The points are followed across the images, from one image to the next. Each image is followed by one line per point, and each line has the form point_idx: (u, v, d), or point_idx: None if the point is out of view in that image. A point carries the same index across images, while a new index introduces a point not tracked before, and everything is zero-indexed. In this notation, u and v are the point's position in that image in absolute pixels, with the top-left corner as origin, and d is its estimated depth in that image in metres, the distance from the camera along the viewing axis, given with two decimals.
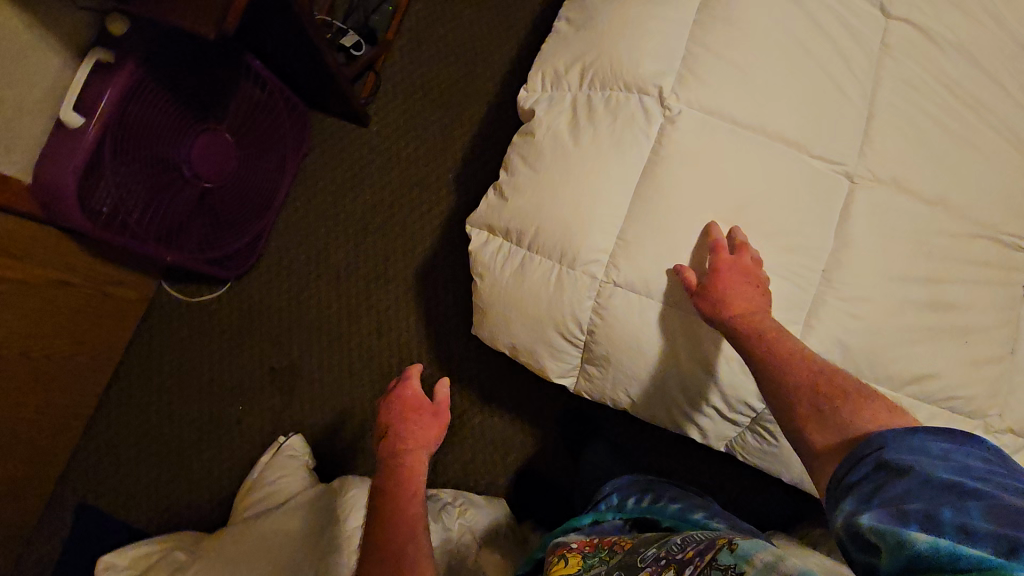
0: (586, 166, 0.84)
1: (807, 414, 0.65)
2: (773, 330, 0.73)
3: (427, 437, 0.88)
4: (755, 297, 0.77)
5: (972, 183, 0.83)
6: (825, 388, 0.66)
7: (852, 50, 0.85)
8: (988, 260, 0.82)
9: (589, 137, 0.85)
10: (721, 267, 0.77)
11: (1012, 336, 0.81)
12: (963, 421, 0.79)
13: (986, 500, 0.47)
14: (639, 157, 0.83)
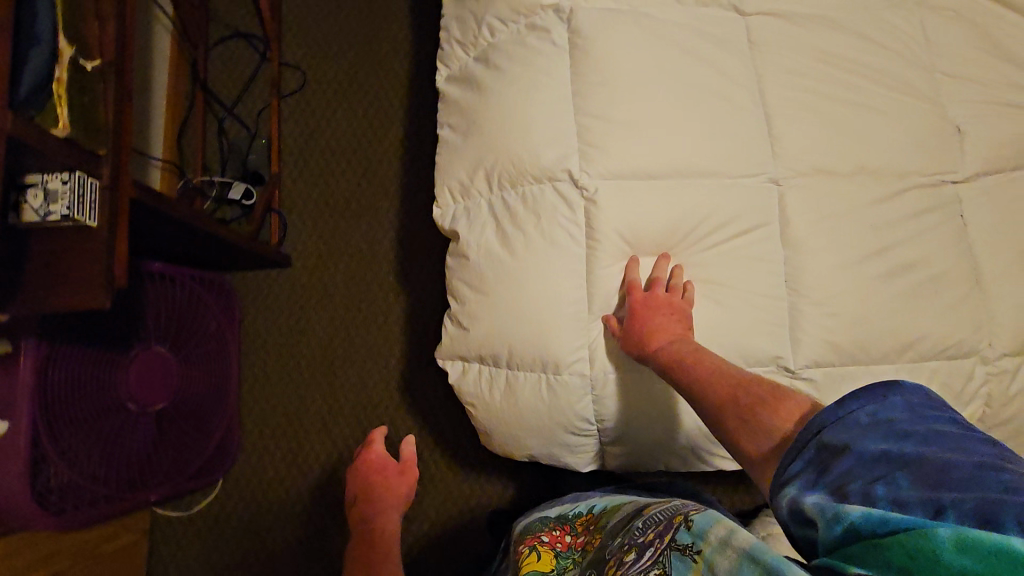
0: (530, 271, 0.82)
1: (737, 429, 0.63)
2: (689, 353, 0.72)
3: (398, 493, 1.16)
4: (675, 325, 0.77)
5: (881, 140, 0.85)
6: (745, 397, 0.64)
7: (728, 59, 0.85)
8: (922, 206, 0.84)
9: (521, 241, 0.83)
10: (637, 306, 0.77)
11: (971, 266, 0.84)
12: (958, 361, 0.83)
13: (916, 463, 0.46)
14: (577, 243, 0.82)
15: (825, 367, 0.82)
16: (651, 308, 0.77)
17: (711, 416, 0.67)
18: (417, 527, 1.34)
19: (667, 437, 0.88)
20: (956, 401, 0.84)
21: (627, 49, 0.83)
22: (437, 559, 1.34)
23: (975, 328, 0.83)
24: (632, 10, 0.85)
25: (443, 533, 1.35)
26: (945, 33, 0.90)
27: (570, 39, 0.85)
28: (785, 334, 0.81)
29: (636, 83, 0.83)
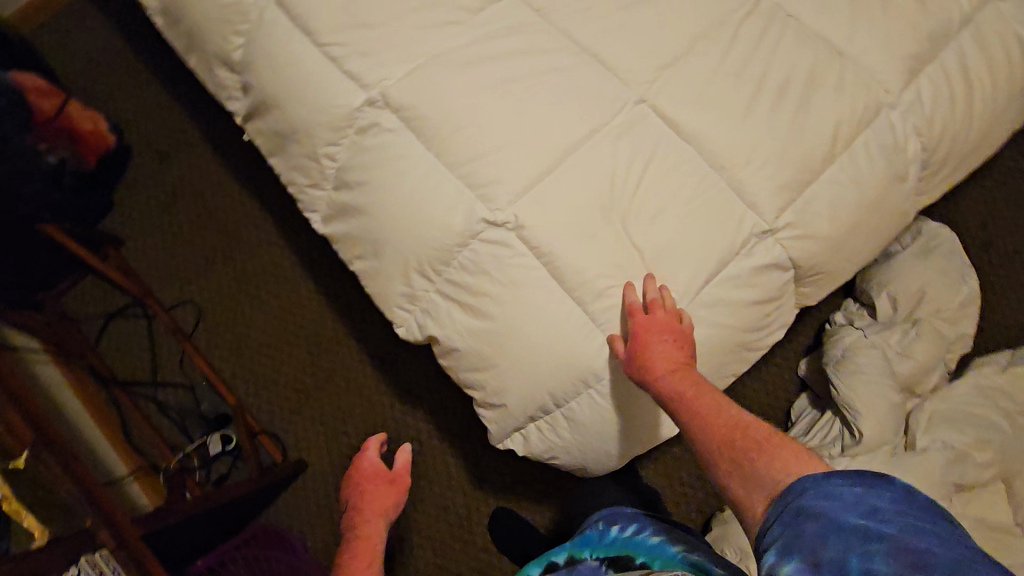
0: (515, 317, 0.82)
1: (731, 470, 0.67)
2: (692, 392, 0.75)
3: (384, 502, 1.10)
4: (673, 350, 0.79)
5: (689, 6, 0.90)
6: (740, 442, 0.68)
7: (532, 40, 0.89)
8: (759, 30, 0.89)
9: (488, 301, 0.83)
10: (640, 330, 0.78)
11: (830, 44, 0.89)
12: (877, 122, 0.88)
13: (889, 540, 0.50)
14: (536, 268, 0.82)
15: (791, 206, 0.86)
16: (652, 331, 0.78)
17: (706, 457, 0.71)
18: None
19: (725, 354, 0.89)
20: (900, 151, 0.89)
21: (451, 92, 0.86)
22: None
23: (870, 87, 0.88)
24: (429, 57, 0.87)
25: None
26: None
27: (400, 116, 0.87)
28: (744, 206, 0.85)
29: (479, 113, 0.85)
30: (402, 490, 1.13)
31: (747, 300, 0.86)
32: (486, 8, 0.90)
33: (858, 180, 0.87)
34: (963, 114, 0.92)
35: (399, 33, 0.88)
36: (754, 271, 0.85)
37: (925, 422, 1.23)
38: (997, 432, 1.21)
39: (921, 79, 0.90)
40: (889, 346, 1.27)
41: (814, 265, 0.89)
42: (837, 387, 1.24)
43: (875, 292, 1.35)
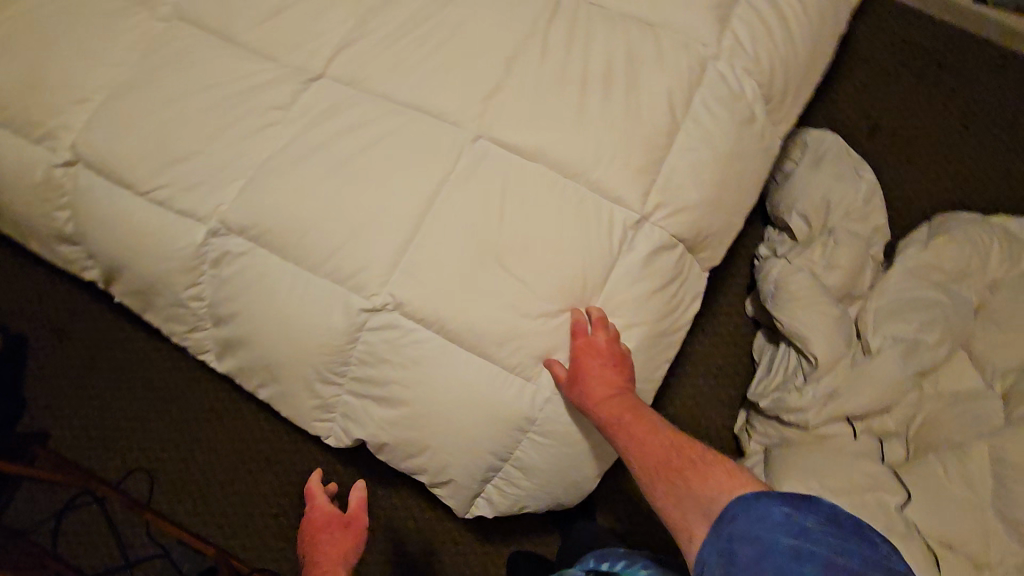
0: (428, 393, 0.81)
1: (668, 489, 0.67)
2: (630, 415, 0.76)
3: (341, 548, 0.92)
4: (613, 374, 0.80)
5: (491, 28, 0.88)
6: (677, 462, 0.69)
7: (352, 115, 0.87)
8: (566, 28, 0.88)
9: (397, 387, 0.82)
10: (582, 353, 0.79)
11: (638, 17, 0.88)
12: (709, 74, 0.87)
13: (818, 560, 0.54)
14: (432, 338, 0.81)
15: (655, 187, 0.85)
16: (593, 356, 0.79)
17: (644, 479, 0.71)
18: None
19: (648, 348, 0.88)
20: (742, 94, 0.88)
21: (290, 195, 0.83)
22: None
23: (689, 44, 0.87)
24: (257, 169, 0.85)
25: None
26: None
27: (248, 236, 0.84)
28: (611, 203, 0.84)
29: (324, 207, 0.83)
30: (362, 532, 0.96)
31: (648, 291, 0.85)
32: (297, 100, 0.88)
33: (709, 138, 0.87)
34: (789, 36, 0.91)
35: (218, 155, 0.85)
36: (643, 261, 0.84)
37: (872, 322, 1.25)
38: (940, 308, 1.23)
39: (737, 18, 0.89)
40: (813, 262, 1.29)
41: (700, 231, 0.88)
42: (778, 319, 1.25)
43: (788, 214, 1.36)
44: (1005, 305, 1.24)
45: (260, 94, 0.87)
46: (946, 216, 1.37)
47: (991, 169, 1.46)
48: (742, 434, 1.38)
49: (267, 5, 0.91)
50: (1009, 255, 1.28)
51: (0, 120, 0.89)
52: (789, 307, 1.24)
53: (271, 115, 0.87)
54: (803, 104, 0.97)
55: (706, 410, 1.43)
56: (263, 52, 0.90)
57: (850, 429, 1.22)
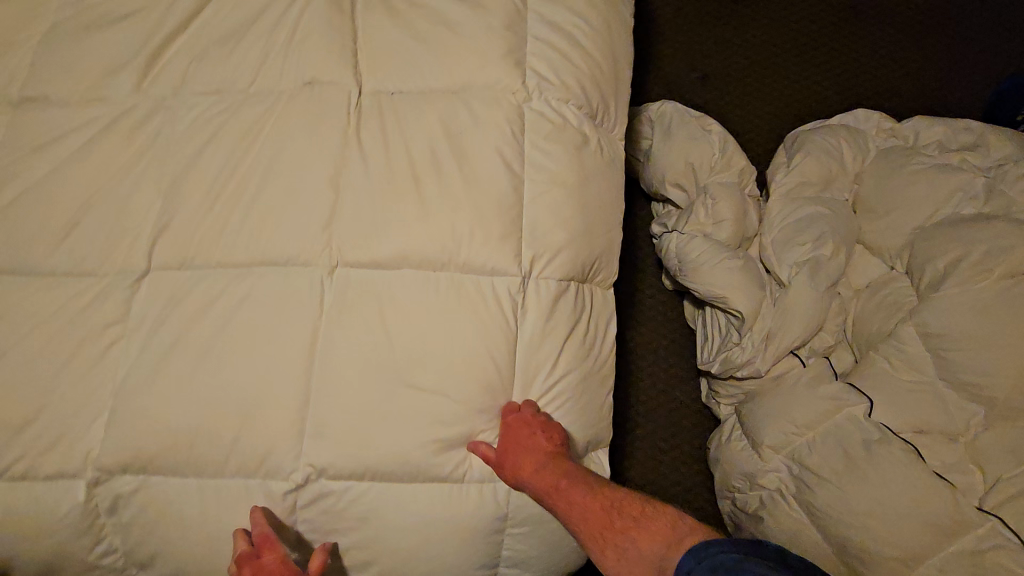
0: (391, 537, 0.79)
1: (615, 552, 0.71)
2: (566, 480, 0.77)
3: None
4: (544, 443, 0.79)
5: (302, 155, 0.85)
6: (619, 521, 0.73)
7: (199, 297, 0.81)
8: (375, 126, 0.86)
9: (358, 544, 0.80)
10: (510, 431, 0.80)
11: (439, 89, 0.87)
12: (528, 117, 0.87)
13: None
14: (376, 486, 0.79)
15: (523, 242, 0.84)
16: (521, 430, 0.80)
17: (591, 544, 0.73)
18: None
19: (581, 390, 0.88)
20: (566, 122, 0.89)
21: (166, 408, 0.78)
22: None
23: (497, 97, 0.87)
24: (119, 393, 0.78)
25: None
26: (205, 68, 0.89)
27: (138, 467, 0.77)
28: (488, 276, 0.82)
29: (207, 403, 0.78)
30: None
31: (559, 340, 0.85)
32: (133, 306, 0.82)
33: (553, 174, 0.86)
34: (586, 49, 0.92)
35: (71, 399, 0.78)
36: (542, 317, 0.84)
37: (774, 255, 1.29)
38: (823, 218, 1.29)
39: (532, 54, 0.89)
40: (703, 224, 1.33)
41: (582, 263, 0.88)
42: (694, 289, 1.28)
43: (664, 189, 1.41)
44: (873, 192, 1.31)
45: (91, 316, 0.81)
46: (795, 132, 1.44)
47: (812, 78, 1.58)
48: (710, 400, 1.40)
49: (61, 222, 0.84)
50: (860, 146, 1.36)
51: None
52: (698, 275, 1.27)
53: (112, 334, 0.81)
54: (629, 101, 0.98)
55: (669, 392, 1.46)
56: (77, 271, 0.83)
57: (798, 360, 1.25)
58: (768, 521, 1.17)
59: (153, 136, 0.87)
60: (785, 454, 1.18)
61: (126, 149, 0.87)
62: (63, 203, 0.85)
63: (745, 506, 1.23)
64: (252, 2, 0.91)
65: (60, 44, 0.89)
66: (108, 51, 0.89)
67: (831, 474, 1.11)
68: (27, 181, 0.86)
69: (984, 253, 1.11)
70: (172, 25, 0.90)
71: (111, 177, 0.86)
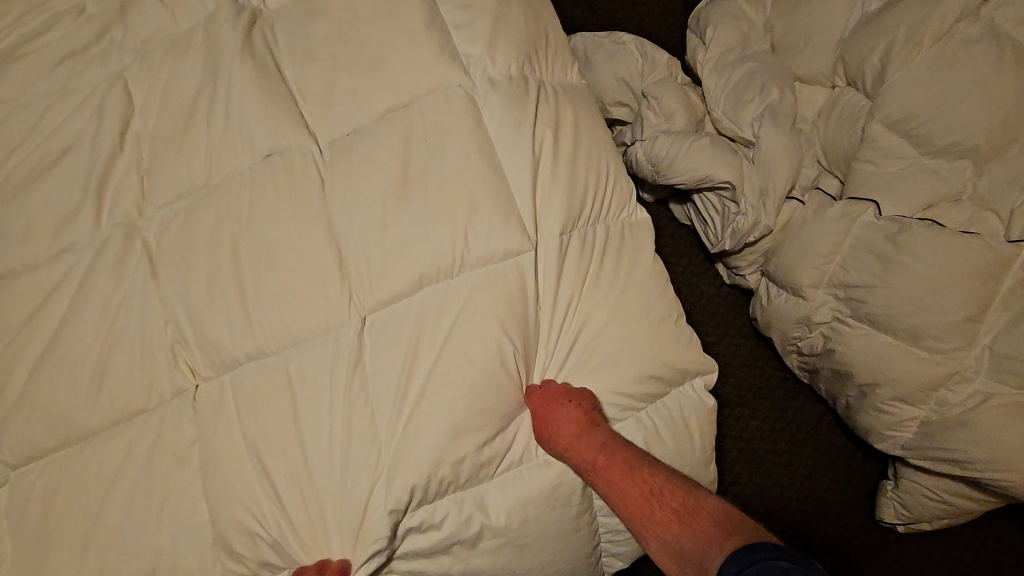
0: (547, 504, 0.81)
1: (654, 537, 0.70)
2: (605, 457, 0.76)
3: None
4: (576, 414, 0.77)
5: (289, 207, 0.83)
6: (657, 509, 0.71)
7: (259, 386, 0.78)
8: (347, 151, 0.85)
9: (519, 528, 0.79)
10: (540, 406, 0.79)
11: (390, 92, 0.87)
12: (481, 83, 0.89)
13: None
14: (514, 463, 0.80)
15: (534, 191, 0.85)
16: (548, 407, 0.79)
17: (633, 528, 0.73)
18: (770, 459, 1.40)
19: (651, 300, 0.88)
20: (516, 73, 0.91)
21: (288, 492, 0.76)
22: (789, 433, 1.41)
23: (446, 76, 0.88)
24: (228, 507, 0.75)
25: (764, 432, 1.42)
26: (160, 174, 0.87)
27: (284, 564, 0.76)
28: (503, 261, 0.81)
29: (317, 475, 0.76)
30: None
31: (607, 263, 0.87)
32: (202, 422, 0.78)
33: (530, 121, 0.87)
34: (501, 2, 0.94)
35: (193, 529, 0.76)
36: (582, 250, 0.86)
37: (730, 123, 1.37)
38: (757, 72, 1.36)
39: (457, 31, 0.91)
40: (658, 124, 1.38)
41: (592, 186, 0.89)
42: (675, 183, 1.33)
43: (611, 107, 1.46)
44: (788, 30, 1.38)
45: (170, 447, 0.77)
46: (696, 13, 1.51)
47: None
48: (734, 280, 1.45)
49: (88, 375, 0.80)
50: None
51: None
52: (676, 169, 1.31)
53: (197, 456, 0.77)
54: (557, 34, 1.01)
55: (698, 291, 1.50)
56: (129, 417, 0.79)
57: (794, 203, 1.32)
58: (840, 349, 1.22)
59: (138, 257, 0.84)
60: (825, 285, 1.24)
61: (117, 282, 0.83)
62: (81, 357, 0.80)
63: (811, 350, 1.29)
64: (174, 96, 0.90)
65: (12, 215, 0.86)
66: (60, 200, 0.87)
67: (872, 280, 1.17)
68: (38, 354, 0.81)
69: (908, 30, 1.19)
70: (110, 149, 0.88)
71: (117, 313, 0.82)
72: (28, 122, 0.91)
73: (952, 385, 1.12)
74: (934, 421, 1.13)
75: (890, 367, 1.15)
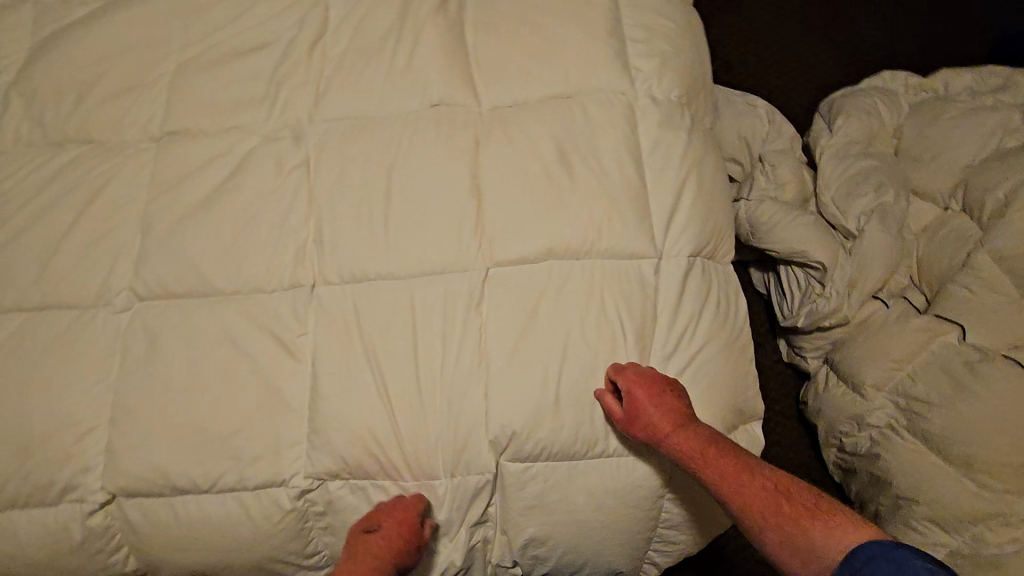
0: (604, 511, 0.78)
1: (780, 532, 0.68)
2: (709, 449, 0.74)
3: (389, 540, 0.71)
4: (675, 401, 0.76)
5: (445, 151, 0.90)
6: (785, 505, 0.69)
7: (373, 299, 0.82)
8: (507, 119, 0.92)
9: (571, 521, 0.78)
10: (633, 386, 0.76)
11: (559, 79, 0.94)
12: (643, 97, 0.95)
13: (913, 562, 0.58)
14: (588, 463, 0.78)
15: (668, 205, 0.89)
16: (643, 388, 0.75)
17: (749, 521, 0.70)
18: None
19: (742, 341, 0.90)
20: (675, 98, 0.97)
21: (363, 404, 0.78)
22: None
23: (614, 81, 0.95)
24: (311, 399, 0.78)
25: None
26: (336, 89, 0.95)
27: (341, 471, 0.77)
28: (623, 259, 0.85)
29: (398, 395, 0.78)
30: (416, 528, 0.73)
31: (715, 293, 0.89)
32: (309, 315, 0.82)
33: (678, 144, 0.93)
34: (677, 32, 1.01)
35: (271, 412, 0.78)
36: (699, 273, 0.88)
37: (838, 209, 1.39)
38: (877, 170, 1.39)
39: (633, 45, 0.98)
40: (767, 190, 1.42)
41: (716, 218, 0.93)
42: (770, 248, 1.36)
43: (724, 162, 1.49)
44: (917, 141, 1.42)
45: (274, 329, 0.81)
46: (830, 100, 1.56)
47: (830, 53, 1.71)
48: (794, 358, 1.47)
49: (224, 241, 0.86)
50: (893, 104, 1.49)
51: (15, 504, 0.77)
52: (775, 236, 1.34)
53: (295, 345, 0.81)
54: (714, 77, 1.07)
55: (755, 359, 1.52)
56: (249, 288, 0.84)
57: (880, 302, 1.33)
58: (886, 455, 1.21)
59: (298, 154, 0.91)
60: (889, 390, 1.24)
61: (275, 169, 0.90)
62: (222, 224, 0.87)
63: (855, 449, 1.28)
64: (368, 28, 0.99)
65: (202, 87, 0.96)
66: (246, 89, 0.96)
67: (940, 398, 1.17)
68: (186, 209, 0.88)
69: None
70: (302, 58, 0.97)
71: (266, 196, 0.89)
72: (236, 12, 1.00)
73: (992, 525, 1.10)
74: (963, 555, 1.11)
75: (932, 487, 1.15)
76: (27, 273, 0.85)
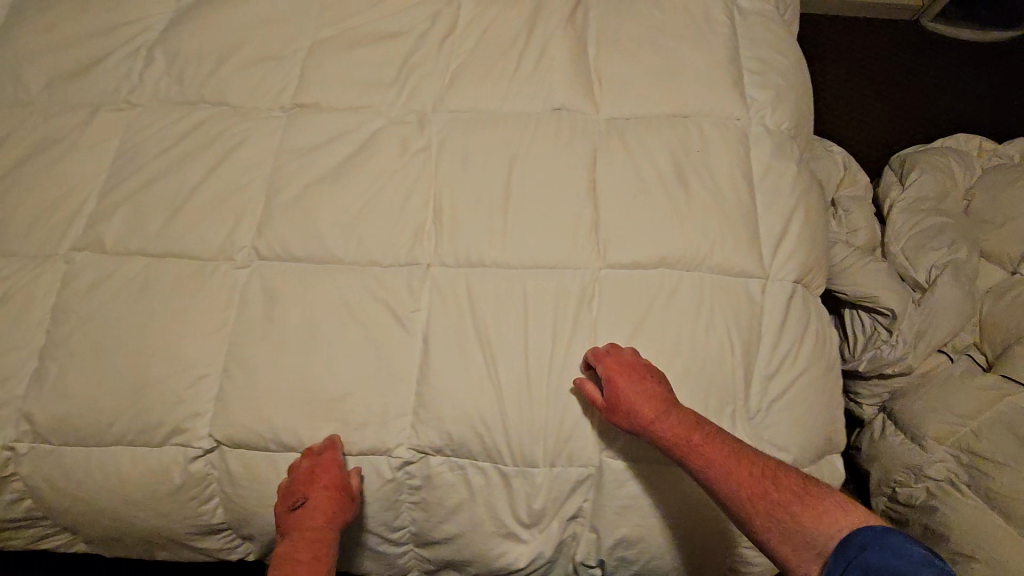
0: (698, 519, 0.79)
1: (767, 520, 0.65)
2: (696, 435, 0.71)
3: (324, 506, 0.72)
4: (655, 387, 0.74)
5: (564, 153, 0.93)
6: (773, 493, 0.66)
7: (487, 285, 0.84)
8: (626, 130, 0.95)
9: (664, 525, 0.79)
10: (613, 372, 0.75)
11: (678, 99, 0.98)
12: (756, 125, 0.98)
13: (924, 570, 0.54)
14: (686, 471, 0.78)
15: (776, 230, 0.91)
16: (622, 373, 0.75)
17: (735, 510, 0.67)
18: None
19: (836, 372, 0.91)
20: (786, 130, 1.00)
21: (471, 385, 0.79)
22: None
23: (730, 106, 0.98)
24: (420, 374, 0.80)
25: None
26: (462, 83, 0.98)
27: (444, 448, 0.78)
28: (732, 276, 0.87)
29: (505, 380, 0.79)
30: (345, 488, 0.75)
31: (814, 321, 0.90)
32: (424, 293, 0.84)
33: (787, 173, 0.96)
34: (790, 70, 1.05)
35: (381, 382, 0.80)
36: (801, 298, 0.90)
37: (909, 261, 1.40)
38: (951, 227, 1.41)
39: (749, 76, 1.02)
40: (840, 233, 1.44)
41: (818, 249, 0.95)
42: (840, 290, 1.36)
43: None
44: (990, 203, 1.45)
45: (389, 302, 0.83)
46: (903, 155, 1.59)
47: (904, 111, 1.75)
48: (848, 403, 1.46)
49: (346, 213, 0.89)
50: (967, 165, 1.52)
51: (123, 439, 0.78)
52: (847, 278, 1.35)
53: (408, 319, 0.83)
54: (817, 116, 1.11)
55: None
56: (368, 260, 0.86)
57: (946, 356, 1.34)
58: (943, 512, 1.16)
59: (422, 140, 0.95)
60: (950, 444, 1.19)
61: (399, 151, 0.94)
62: (344, 196, 0.90)
63: (909, 501, 1.23)
64: (495, 30, 1.03)
65: (333, 66, 0.99)
66: (375, 72, 0.99)
67: (1007, 458, 1.12)
68: (310, 179, 0.91)
69: None
70: (431, 51, 1.01)
71: (388, 175, 0.92)
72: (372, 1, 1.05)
73: None
74: None
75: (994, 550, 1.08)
76: (155, 220, 0.88)
